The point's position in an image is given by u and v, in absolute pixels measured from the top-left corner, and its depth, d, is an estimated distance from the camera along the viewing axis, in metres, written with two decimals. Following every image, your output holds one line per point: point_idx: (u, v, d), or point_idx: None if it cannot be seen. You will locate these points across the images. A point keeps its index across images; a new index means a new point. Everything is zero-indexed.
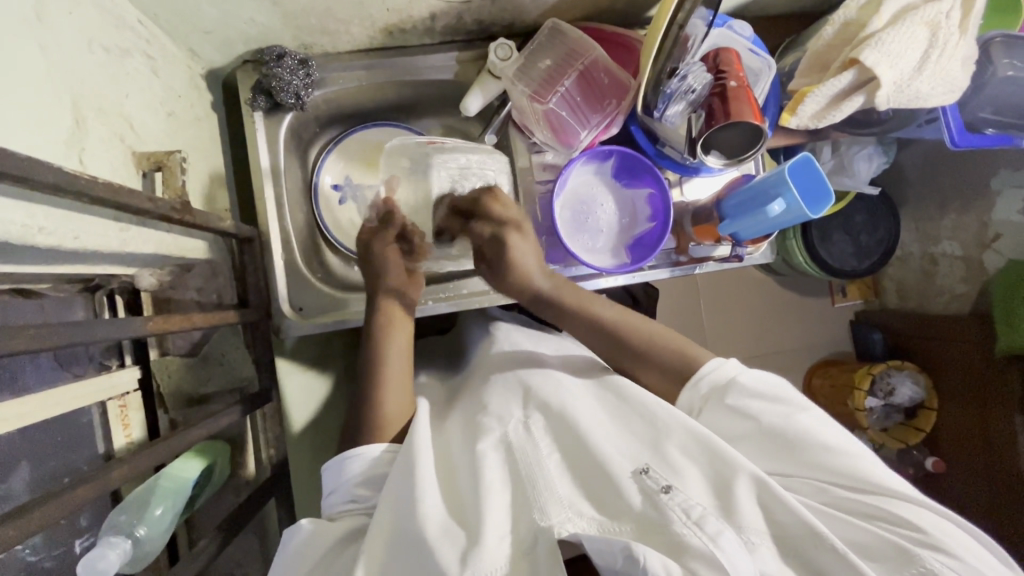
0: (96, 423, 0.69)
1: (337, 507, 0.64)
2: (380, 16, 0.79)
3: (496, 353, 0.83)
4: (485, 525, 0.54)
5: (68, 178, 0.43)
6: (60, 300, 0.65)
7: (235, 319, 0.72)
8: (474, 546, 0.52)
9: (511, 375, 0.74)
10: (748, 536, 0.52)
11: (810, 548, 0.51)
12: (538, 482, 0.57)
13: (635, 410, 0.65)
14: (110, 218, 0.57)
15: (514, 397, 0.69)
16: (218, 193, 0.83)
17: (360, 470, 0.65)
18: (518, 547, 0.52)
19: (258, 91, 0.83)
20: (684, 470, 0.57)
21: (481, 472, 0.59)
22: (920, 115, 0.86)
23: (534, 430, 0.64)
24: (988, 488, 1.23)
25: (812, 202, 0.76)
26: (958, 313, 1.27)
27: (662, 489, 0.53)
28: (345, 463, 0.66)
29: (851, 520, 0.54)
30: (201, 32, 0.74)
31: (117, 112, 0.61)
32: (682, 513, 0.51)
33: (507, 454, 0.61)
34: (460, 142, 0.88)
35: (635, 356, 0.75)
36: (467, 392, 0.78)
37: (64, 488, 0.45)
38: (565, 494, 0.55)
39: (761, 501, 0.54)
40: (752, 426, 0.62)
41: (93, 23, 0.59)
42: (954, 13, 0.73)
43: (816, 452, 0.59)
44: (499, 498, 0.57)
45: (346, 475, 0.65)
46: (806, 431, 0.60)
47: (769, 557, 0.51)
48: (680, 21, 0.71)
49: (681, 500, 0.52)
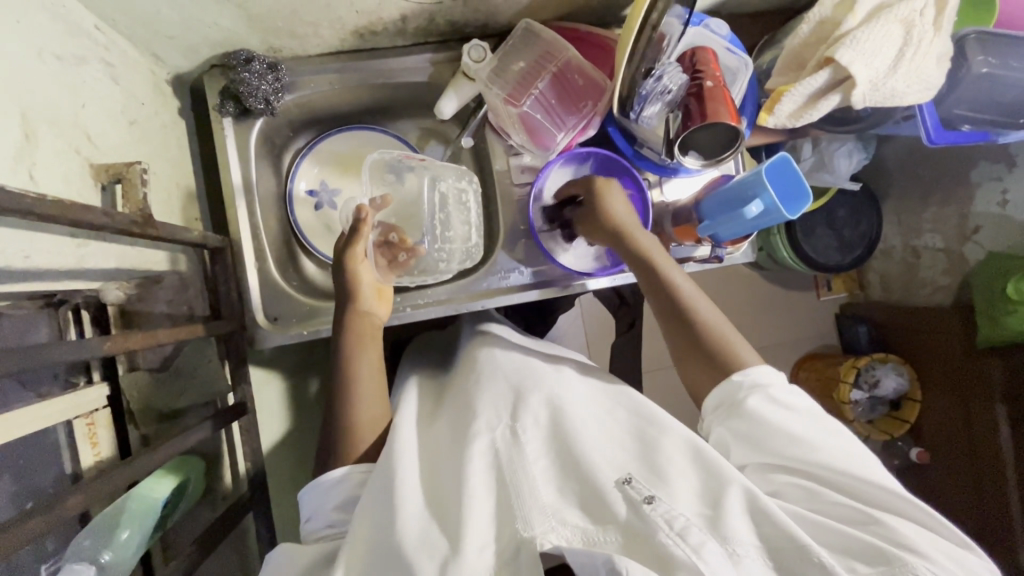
0: (62, 444, 0.67)
1: (316, 533, 0.63)
2: (350, 18, 0.77)
3: (484, 352, 0.82)
4: (466, 534, 0.53)
5: (14, 197, 0.41)
6: (27, 317, 0.61)
7: (205, 332, 0.70)
8: (454, 558, 0.51)
9: (504, 379, 0.73)
10: (733, 548, 0.49)
11: (795, 561, 0.48)
12: (522, 490, 0.56)
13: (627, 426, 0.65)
14: (65, 235, 0.55)
15: (505, 403, 0.68)
16: (186, 201, 0.80)
17: (336, 495, 0.63)
18: (501, 556, 0.51)
19: (226, 96, 0.81)
20: (670, 481, 0.55)
21: (464, 477, 0.58)
22: (897, 112, 0.86)
23: (521, 436, 0.63)
24: (972, 478, 1.24)
25: (788, 202, 0.75)
26: (940, 305, 1.28)
27: (645, 499, 0.52)
28: (318, 485, 0.65)
29: (838, 527, 0.53)
30: (164, 37, 0.72)
31: (72, 122, 0.59)
32: (666, 524, 0.49)
33: (494, 459, 0.60)
34: (443, 166, 0.91)
35: (694, 354, 0.69)
36: (452, 393, 0.78)
37: (13, 521, 0.43)
38: (548, 501, 0.54)
39: (753, 517, 0.51)
40: (768, 432, 0.61)
41: (43, 30, 0.56)
42: (928, 11, 0.72)
43: (806, 452, 0.59)
44: (485, 501, 0.56)
45: (320, 499, 0.64)
46: (810, 439, 0.59)
47: (757, 567, 0.49)
48: (654, 21, 0.70)
49: (664, 510, 0.51)
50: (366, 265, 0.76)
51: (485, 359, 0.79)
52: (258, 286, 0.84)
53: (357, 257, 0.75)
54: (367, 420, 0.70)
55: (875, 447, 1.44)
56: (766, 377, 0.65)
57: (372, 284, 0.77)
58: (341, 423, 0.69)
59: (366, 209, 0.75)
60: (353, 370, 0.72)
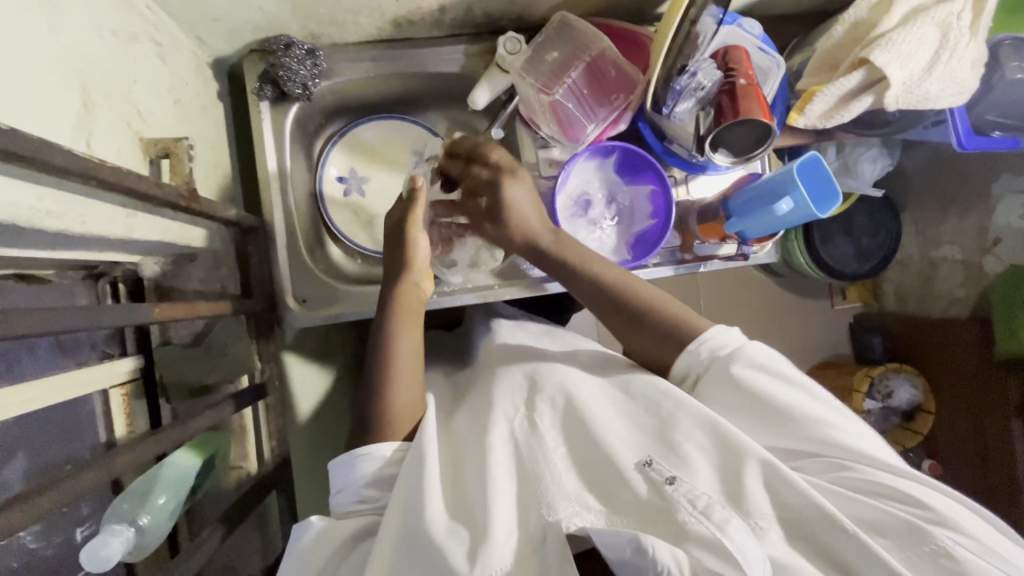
0: (98, 412, 0.69)
1: (347, 506, 0.63)
2: (390, 7, 0.79)
3: (500, 347, 0.83)
4: (493, 522, 0.53)
5: (79, 161, 0.43)
6: (65, 286, 0.64)
7: (238, 309, 0.71)
8: (483, 542, 0.52)
9: (517, 368, 0.74)
10: (757, 521, 0.51)
11: (823, 531, 0.50)
12: (544, 478, 0.56)
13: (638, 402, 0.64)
14: (117, 205, 0.56)
15: (520, 392, 0.69)
16: (222, 182, 0.82)
17: (370, 470, 0.64)
18: (529, 542, 0.52)
19: (265, 81, 0.82)
20: (693, 460, 0.56)
21: (488, 467, 0.58)
22: (927, 116, 0.86)
23: (540, 425, 0.63)
24: (985, 491, 1.24)
25: (820, 202, 0.76)
26: (958, 317, 1.27)
27: (667, 480, 0.53)
28: (351, 466, 0.64)
29: (864, 498, 0.54)
30: (209, 19, 0.74)
31: (125, 97, 0.61)
32: (688, 503, 0.51)
33: (514, 449, 0.61)
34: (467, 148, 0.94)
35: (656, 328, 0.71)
36: (472, 392, 0.76)
37: (66, 474, 0.42)
38: (571, 487, 0.55)
39: (771, 489, 0.53)
40: (772, 411, 0.60)
41: (102, 7, 0.58)
42: (965, 15, 0.72)
43: (813, 429, 0.58)
44: (507, 490, 0.57)
45: (353, 477, 0.64)
46: (803, 414, 0.59)
47: (777, 540, 0.51)
48: (693, 16, 0.71)
49: (686, 489, 0.52)
50: (423, 232, 0.80)
51: (502, 354, 0.80)
52: (288, 268, 0.86)
53: (416, 223, 0.79)
54: (403, 408, 0.69)
55: None
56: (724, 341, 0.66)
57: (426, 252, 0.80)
58: (379, 410, 0.69)
59: (421, 178, 0.81)
60: (394, 333, 0.73)
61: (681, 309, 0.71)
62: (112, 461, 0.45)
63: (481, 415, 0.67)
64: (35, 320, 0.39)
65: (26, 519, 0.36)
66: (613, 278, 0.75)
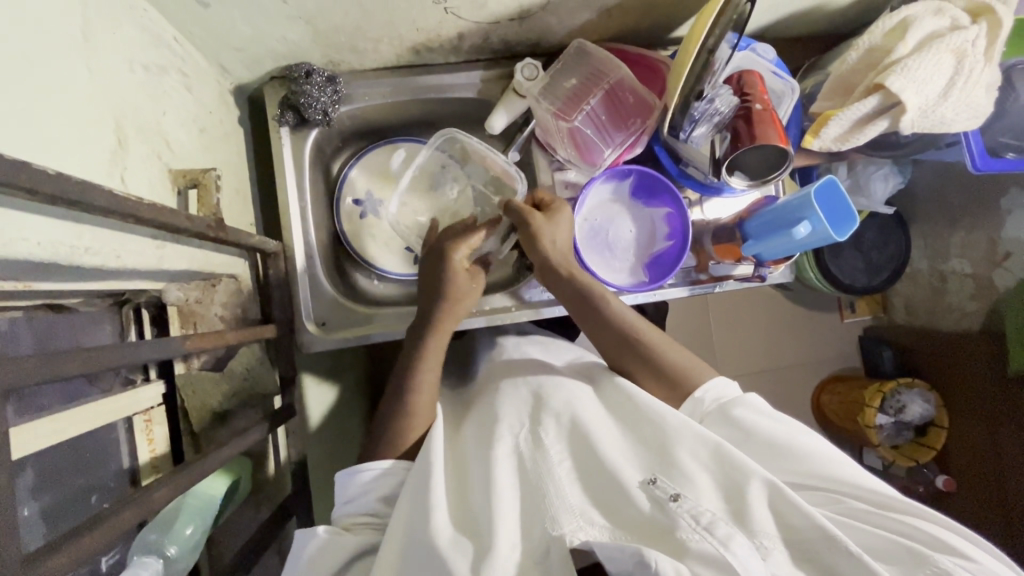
0: (122, 439, 0.68)
1: (356, 517, 0.63)
2: (409, 36, 0.80)
3: (504, 360, 0.84)
4: (497, 534, 0.53)
5: (120, 201, 0.44)
6: (92, 313, 0.63)
7: (262, 334, 0.72)
8: (485, 556, 0.51)
9: (522, 383, 0.73)
10: (761, 541, 0.50)
11: (825, 552, 0.49)
12: (547, 490, 0.56)
13: (642, 412, 0.64)
14: (147, 238, 0.58)
15: (524, 406, 0.69)
16: (244, 208, 0.83)
17: (380, 482, 0.64)
18: (529, 557, 0.52)
19: (286, 107, 0.83)
20: (696, 477, 0.55)
21: (493, 479, 0.58)
22: (941, 138, 0.86)
23: (544, 438, 0.63)
24: (1000, 509, 1.22)
25: (837, 224, 0.75)
26: (969, 331, 1.27)
27: (672, 498, 0.53)
28: (360, 475, 0.64)
29: (870, 530, 0.53)
30: (233, 49, 0.75)
31: (155, 130, 0.62)
32: (691, 520, 0.51)
33: (518, 462, 0.61)
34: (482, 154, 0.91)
35: (661, 375, 0.71)
36: (479, 400, 0.76)
37: (107, 513, 0.42)
38: (575, 502, 0.55)
39: (774, 504, 0.52)
40: (771, 446, 0.61)
41: (133, 42, 0.59)
42: (980, 42, 0.73)
43: (818, 467, 0.58)
44: (511, 505, 0.56)
45: (364, 488, 0.64)
46: (793, 448, 0.60)
47: (783, 562, 0.50)
48: (710, 46, 0.72)
49: (691, 506, 0.52)
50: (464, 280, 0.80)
51: (503, 371, 0.80)
52: (307, 291, 0.87)
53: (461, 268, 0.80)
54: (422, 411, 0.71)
55: (900, 473, 1.42)
56: (726, 390, 0.68)
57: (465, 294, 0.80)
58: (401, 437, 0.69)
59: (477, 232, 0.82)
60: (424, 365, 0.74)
61: (686, 359, 0.72)
62: (148, 498, 0.46)
63: (486, 426, 0.67)
64: (77, 362, 0.40)
65: (71, 563, 0.37)
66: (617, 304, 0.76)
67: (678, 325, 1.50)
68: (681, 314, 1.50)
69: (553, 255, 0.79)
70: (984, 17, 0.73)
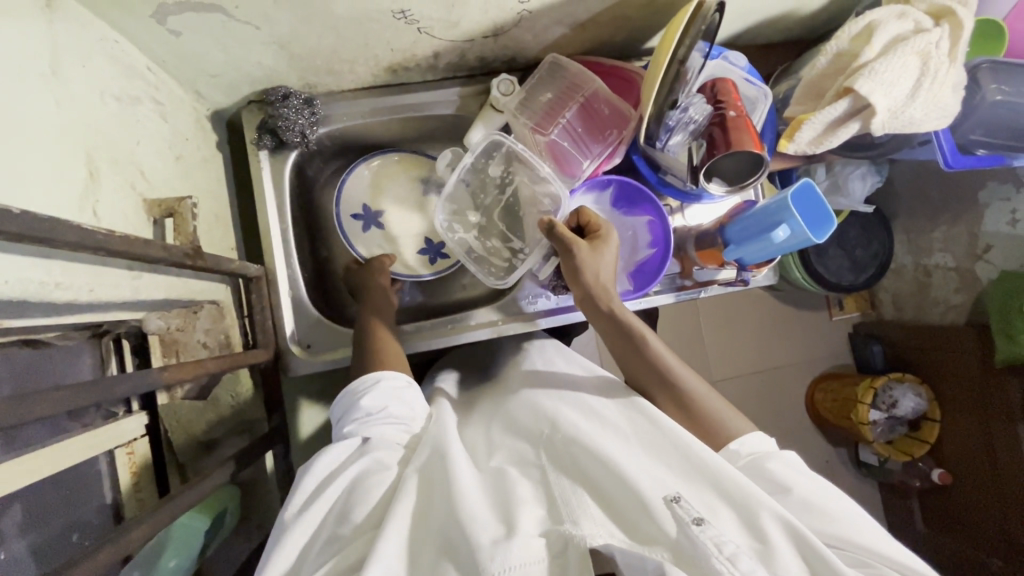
0: (104, 474, 0.66)
1: (353, 423, 0.66)
2: (385, 56, 0.80)
3: (524, 369, 0.83)
4: (521, 521, 0.49)
5: (89, 235, 0.43)
6: (70, 347, 0.62)
7: (245, 360, 0.71)
8: (509, 535, 0.47)
9: (543, 396, 0.71)
10: None
11: None
12: (570, 499, 0.52)
13: (670, 441, 0.59)
14: (123, 269, 0.58)
15: (545, 422, 0.65)
16: (224, 233, 0.83)
17: (366, 389, 0.68)
18: (550, 548, 0.47)
19: (264, 131, 0.83)
20: (719, 509, 0.52)
21: (512, 486, 0.55)
22: (914, 137, 0.88)
23: (564, 454, 0.59)
24: (995, 501, 1.22)
25: (816, 227, 0.76)
26: (955, 324, 1.28)
27: (695, 520, 0.48)
28: (349, 391, 0.69)
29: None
30: (208, 76, 0.75)
31: (129, 160, 0.62)
32: (715, 549, 0.45)
33: (536, 476, 0.58)
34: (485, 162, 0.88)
35: (687, 412, 0.68)
36: (476, 419, 0.76)
37: (82, 554, 0.41)
38: (597, 512, 0.51)
39: (800, 550, 0.48)
40: (799, 501, 0.57)
41: (105, 73, 0.59)
42: (943, 43, 0.74)
43: (853, 531, 0.53)
44: (532, 509, 0.52)
45: (354, 399, 0.68)
46: (826, 508, 0.56)
47: None
48: (681, 56, 0.73)
49: (715, 534, 0.46)
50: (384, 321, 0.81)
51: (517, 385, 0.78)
52: (291, 314, 0.87)
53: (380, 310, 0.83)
54: None
55: (896, 468, 1.42)
56: (760, 446, 0.64)
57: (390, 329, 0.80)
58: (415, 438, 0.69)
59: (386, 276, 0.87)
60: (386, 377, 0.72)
61: (713, 402, 0.68)
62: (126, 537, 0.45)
63: (499, 442, 0.66)
64: (55, 401, 0.40)
65: None
66: (655, 342, 0.71)
67: (669, 329, 1.50)
68: (671, 318, 1.51)
69: (594, 288, 0.73)
70: (946, 20, 0.75)
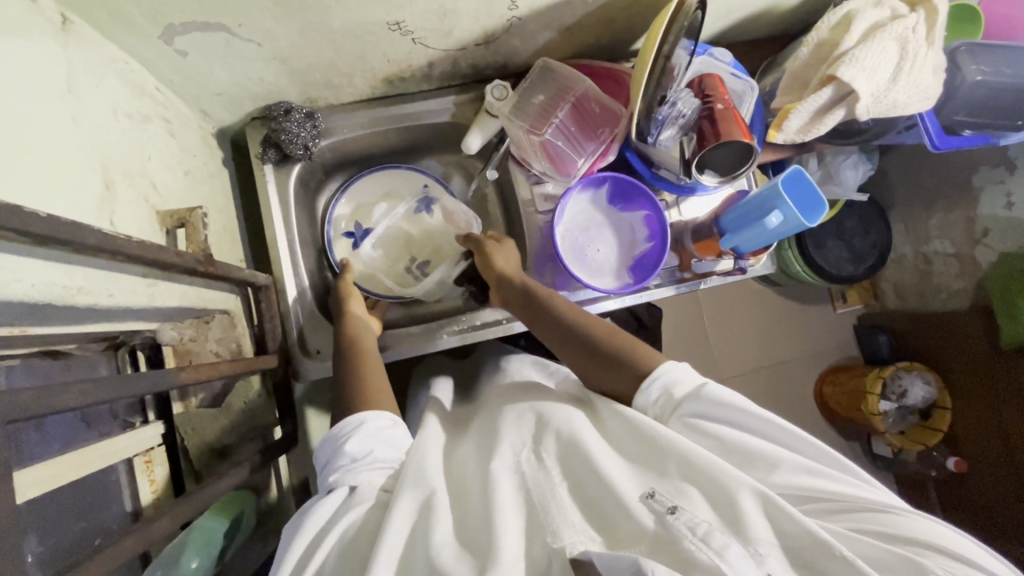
0: (124, 481, 0.67)
1: (338, 471, 0.63)
2: (382, 67, 0.83)
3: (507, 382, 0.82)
4: (500, 546, 0.49)
5: (109, 239, 0.46)
6: (88, 358, 0.63)
7: (255, 366, 0.73)
8: (490, 561, 0.48)
9: (526, 404, 0.70)
10: (756, 548, 0.47)
11: (817, 557, 0.46)
12: (550, 505, 0.53)
13: (640, 433, 0.60)
14: (139, 276, 0.60)
15: (527, 425, 0.65)
16: (232, 245, 0.85)
17: (349, 432, 0.65)
18: (533, 569, 0.48)
19: (268, 145, 0.86)
20: (690, 490, 0.53)
21: (493, 494, 0.55)
22: (900, 121, 0.90)
23: (546, 458, 0.59)
24: (1014, 484, 1.21)
25: (808, 211, 0.78)
26: (959, 310, 1.28)
27: (670, 510, 0.50)
28: (332, 436, 0.66)
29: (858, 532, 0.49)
30: (212, 93, 0.78)
31: (142, 173, 0.64)
32: (689, 531, 0.46)
33: (520, 482, 0.57)
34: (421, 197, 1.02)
35: (610, 363, 0.70)
36: (481, 417, 0.75)
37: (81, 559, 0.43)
38: (577, 518, 0.51)
39: (771, 519, 0.49)
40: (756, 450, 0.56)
41: (118, 94, 0.63)
42: (920, 28, 0.77)
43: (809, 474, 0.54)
44: (515, 520, 0.52)
45: (337, 445, 0.65)
46: (778, 453, 0.56)
47: (779, 568, 0.46)
48: (666, 53, 0.75)
49: (688, 518, 0.48)
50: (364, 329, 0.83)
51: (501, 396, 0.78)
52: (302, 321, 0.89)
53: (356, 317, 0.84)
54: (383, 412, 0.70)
55: (910, 459, 1.41)
56: (683, 376, 0.64)
57: (370, 338, 0.82)
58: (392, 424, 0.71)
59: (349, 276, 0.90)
60: (370, 385, 0.73)
61: (629, 344, 0.70)
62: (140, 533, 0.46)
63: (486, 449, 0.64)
64: (76, 394, 0.42)
65: None
66: (564, 306, 0.78)
67: (675, 329, 1.51)
68: (676, 318, 1.52)
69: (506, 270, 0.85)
70: (922, 5, 0.78)
